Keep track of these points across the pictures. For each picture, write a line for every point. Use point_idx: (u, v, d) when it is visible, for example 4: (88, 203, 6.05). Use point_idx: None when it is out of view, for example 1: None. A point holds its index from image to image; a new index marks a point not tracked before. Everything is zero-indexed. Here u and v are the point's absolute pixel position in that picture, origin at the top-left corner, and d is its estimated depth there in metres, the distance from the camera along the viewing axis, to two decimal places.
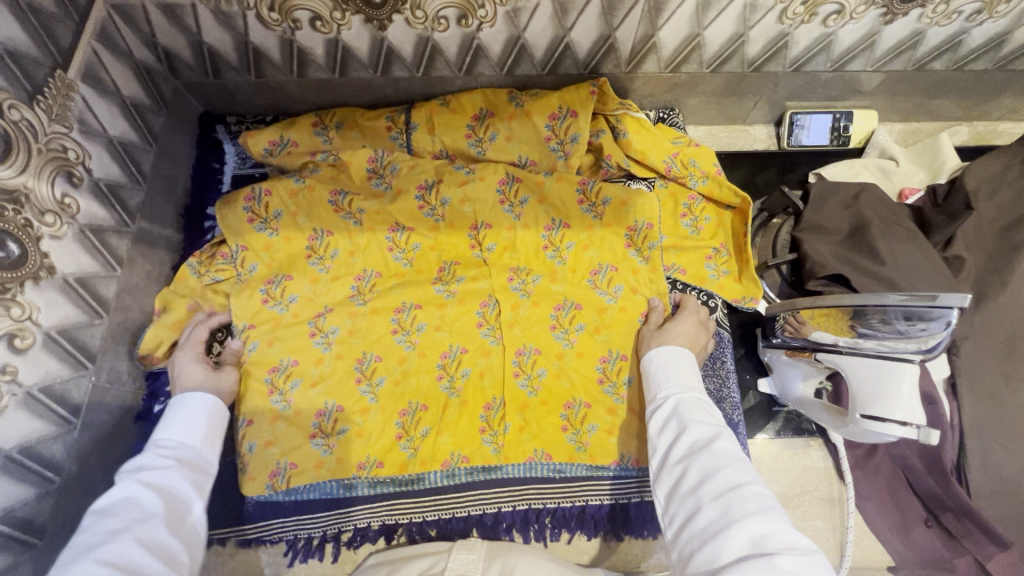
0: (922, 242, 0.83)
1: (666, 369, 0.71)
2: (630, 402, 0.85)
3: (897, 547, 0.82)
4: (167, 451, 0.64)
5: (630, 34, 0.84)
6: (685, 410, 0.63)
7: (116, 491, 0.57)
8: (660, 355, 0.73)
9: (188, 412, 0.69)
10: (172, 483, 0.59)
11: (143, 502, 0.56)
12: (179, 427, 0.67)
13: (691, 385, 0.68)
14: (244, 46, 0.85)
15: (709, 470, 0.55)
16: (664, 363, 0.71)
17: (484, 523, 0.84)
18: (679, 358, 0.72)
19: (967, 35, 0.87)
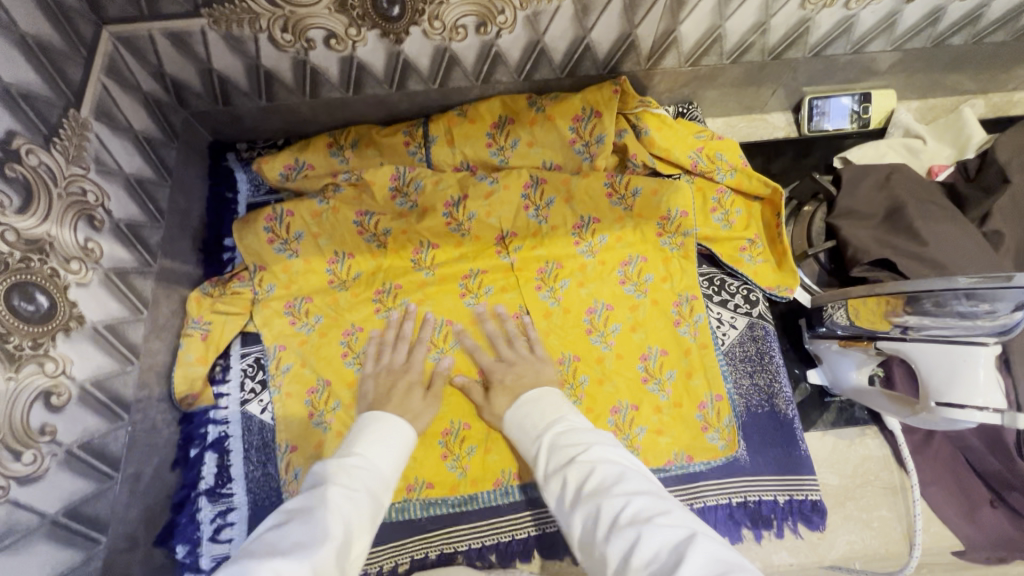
0: (961, 220, 0.83)
1: (534, 410, 0.68)
2: (676, 398, 0.82)
3: (966, 531, 0.79)
4: (358, 472, 0.58)
5: (651, 31, 0.82)
6: (558, 444, 0.60)
7: (307, 500, 0.51)
8: (535, 394, 0.71)
9: (386, 440, 0.65)
10: (355, 509, 0.52)
11: (329, 518, 0.49)
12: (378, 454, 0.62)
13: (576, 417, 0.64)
14: (255, 70, 0.82)
15: (597, 484, 0.52)
16: (539, 405, 0.68)
17: (545, 542, 0.78)
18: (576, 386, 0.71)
19: (987, 8, 0.86)
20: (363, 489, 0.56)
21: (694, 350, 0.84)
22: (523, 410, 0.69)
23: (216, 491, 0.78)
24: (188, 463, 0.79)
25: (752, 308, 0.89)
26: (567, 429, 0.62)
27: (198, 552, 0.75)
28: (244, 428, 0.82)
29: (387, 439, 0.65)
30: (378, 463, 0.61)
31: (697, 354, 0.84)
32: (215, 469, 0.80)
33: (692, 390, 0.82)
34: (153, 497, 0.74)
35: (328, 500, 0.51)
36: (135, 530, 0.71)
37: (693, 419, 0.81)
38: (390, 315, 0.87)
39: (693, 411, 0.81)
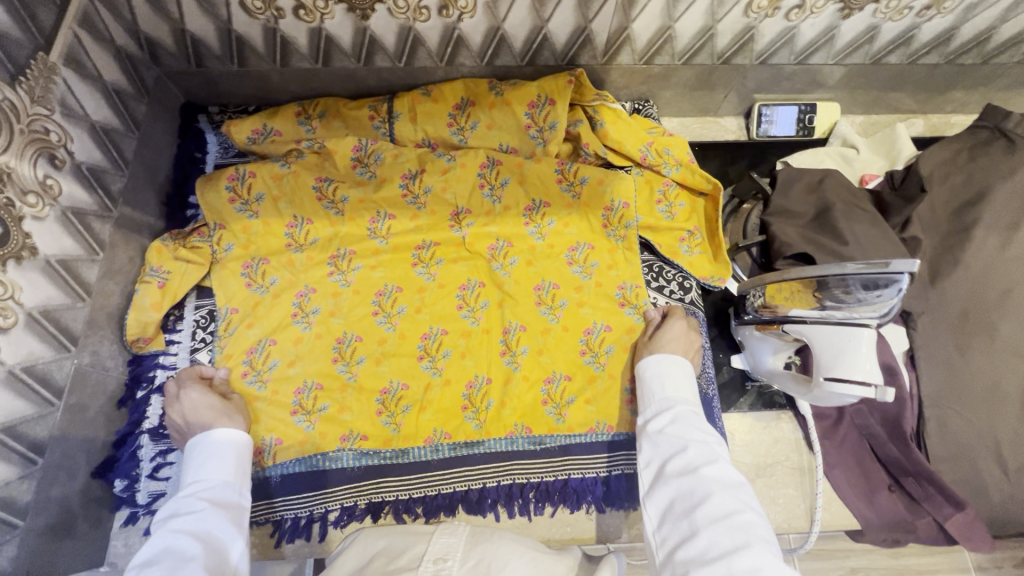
0: (882, 224, 0.89)
1: (658, 379, 0.75)
2: (610, 370, 0.87)
3: (864, 512, 0.85)
4: (201, 494, 0.66)
5: (604, 26, 0.88)
6: (676, 419, 0.69)
7: (153, 542, 0.59)
8: (656, 363, 0.77)
9: (212, 454, 0.70)
10: (209, 524, 0.62)
11: (183, 547, 0.58)
12: (211, 466, 0.69)
13: (686, 401, 0.72)
14: (227, 34, 0.86)
15: (701, 496, 0.59)
16: (660, 373, 0.76)
17: (469, 499, 0.83)
18: (676, 370, 0.75)
19: (918, 30, 0.92)
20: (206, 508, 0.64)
21: (633, 329, 0.89)
22: (656, 368, 0.76)
23: (159, 432, 0.81)
24: (135, 404, 0.82)
25: (686, 295, 0.94)
26: (677, 414, 0.70)
27: (135, 488, 0.79)
28: None
29: (221, 459, 0.70)
30: (210, 481, 0.68)
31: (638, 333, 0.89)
32: (160, 410, 0.83)
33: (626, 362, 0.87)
34: (96, 432, 0.77)
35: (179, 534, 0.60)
36: (74, 461, 0.74)
37: (621, 391, 0.86)
38: (343, 277, 0.91)
39: (623, 386, 0.86)
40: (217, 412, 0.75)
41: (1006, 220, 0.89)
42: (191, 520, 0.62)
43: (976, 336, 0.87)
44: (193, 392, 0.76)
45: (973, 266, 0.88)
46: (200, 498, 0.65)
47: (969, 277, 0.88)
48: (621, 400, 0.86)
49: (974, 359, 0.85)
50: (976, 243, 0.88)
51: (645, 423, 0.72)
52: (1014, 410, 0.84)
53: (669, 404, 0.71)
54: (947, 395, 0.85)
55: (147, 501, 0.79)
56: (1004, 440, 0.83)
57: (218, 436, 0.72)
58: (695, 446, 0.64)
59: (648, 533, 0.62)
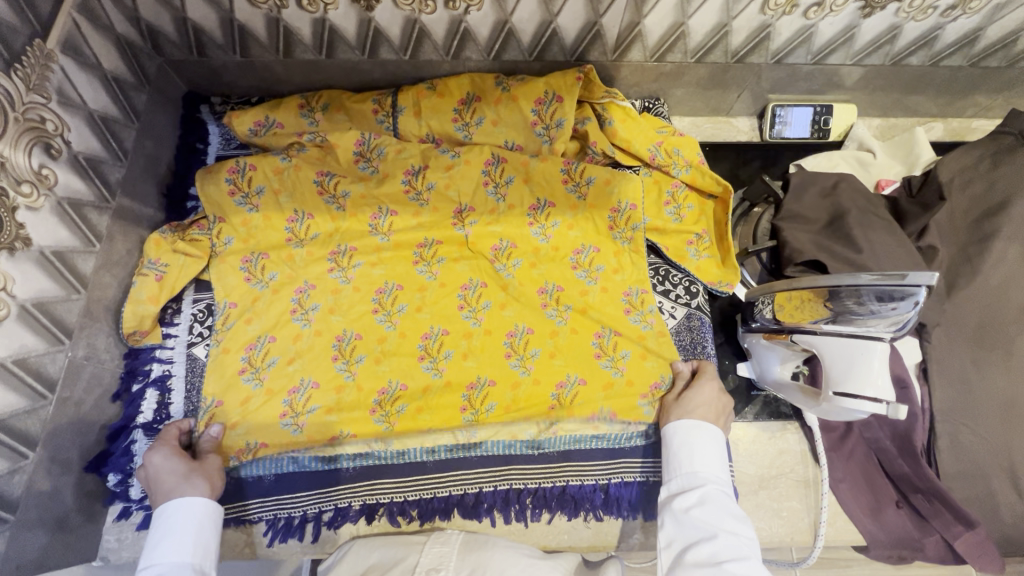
0: (897, 232, 0.86)
1: (686, 450, 0.73)
2: (629, 376, 0.84)
3: (870, 528, 0.83)
4: None
5: (615, 21, 0.85)
6: (703, 500, 0.67)
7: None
8: (685, 429, 0.75)
9: (179, 532, 0.66)
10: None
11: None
12: (172, 546, 0.65)
13: (714, 478, 0.69)
14: (230, 23, 0.84)
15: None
16: (688, 441, 0.73)
17: (465, 504, 0.82)
18: (706, 439, 0.73)
19: (942, 31, 0.89)
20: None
21: (644, 335, 0.87)
22: (686, 435, 0.74)
23: (153, 426, 0.81)
24: (130, 397, 0.82)
25: (692, 299, 0.92)
26: (706, 495, 0.67)
27: (129, 483, 0.78)
28: (188, 369, 0.85)
29: (185, 538, 0.66)
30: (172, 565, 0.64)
31: (652, 339, 0.87)
32: (155, 404, 0.82)
33: (645, 369, 0.84)
34: (90, 424, 0.77)
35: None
36: (68, 454, 0.73)
37: (638, 394, 0.83)
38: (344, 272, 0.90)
39: (641, 391, 0.83)
40: (181, 476, 0.71)
41: None
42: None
43: (992, 349, 0.84)
44: (158, 455, 0.72)
45: (991, 277, 0.85)
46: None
47: (986, 289, 0.85)
48: (636, 400, 0.82)
49: (989, 374, 0.83)
50: (995, 254, 0.85)
51: (671, 500, 0.69)
52: None
53: (697, 481, 0.69)
54: (960, 410, 0.82)
55: (140, 497, 0.78)
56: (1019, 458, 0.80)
57: (183, 509, 0.68)
58: (724, 538, 0.62)
59: None
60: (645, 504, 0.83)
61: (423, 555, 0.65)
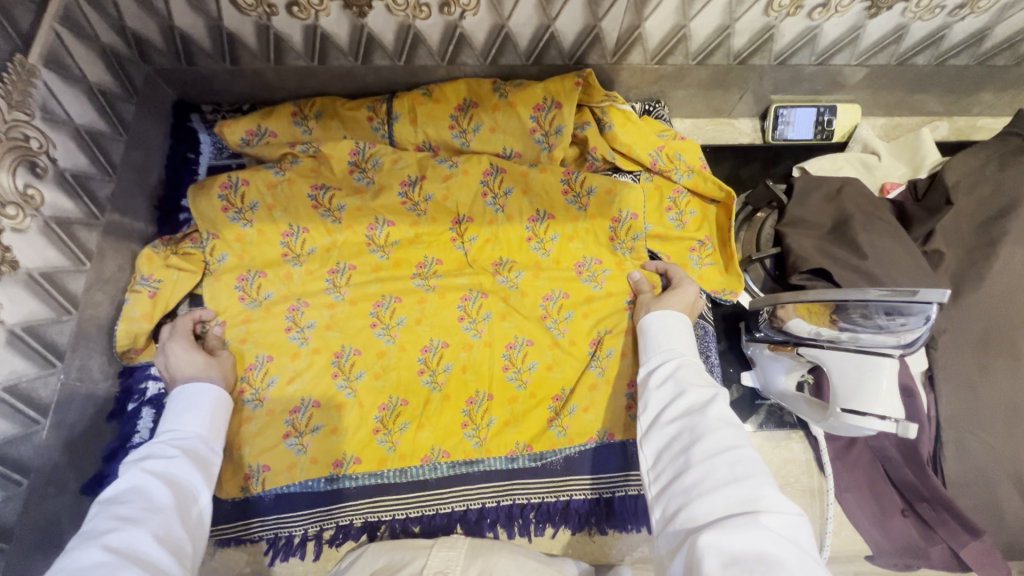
0: (903, 237, 0.85)
1: (660, 333, 0.71)
2: (608, 373, 0.84)
3: (875, 537, 0.83)
4: (174, 441, 0.64)
5: (615, 25, 0.83)
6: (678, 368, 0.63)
7: (126, 476, 0.57)
8: (659, 319, 0.73)
9: (190, 406, 0.69)
10: (179, 474, 0.60)
11: (156, 496, 0.56)
12: (185, 418, 0.68)
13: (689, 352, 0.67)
14: (218, 31, 0.82)
15: (696, 434, 0.55)
16: (661, 328, 0.72)
17: (468, 519, 0.81)
18: (675, 324, 0.71)
19: (949, 30, 0.87)
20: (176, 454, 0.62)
21: (633, 327, 0.86)
22: (655, 328, 0.72)
23: None
24: (125, 416, 0.80)
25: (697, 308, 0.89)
26: (682, 363, 0.65)
27: None
28: None
29: (196, 404, 0.69)
30: (182, 429, 0.66)
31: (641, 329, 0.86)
32: (152, 423, 0.80)
33: (630, 364, 0.85)
34: (85, 446, 0.76)
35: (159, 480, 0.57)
36: (63, 477, 0.72)
37: (620, 394, 0.84)
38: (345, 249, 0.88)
39: (620, 391, 0.84)
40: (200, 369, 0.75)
41: None
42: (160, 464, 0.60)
43: (999, 356, 0.83)
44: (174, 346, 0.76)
45: (998, 283, 0.84)
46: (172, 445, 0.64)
47: (994, 295, 0.84)
48: (622, 407, 0.83)
49: (995, 380, 0.82)
50: (1003, 258, 0.84)
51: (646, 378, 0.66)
52: None
53: (671, 360, 0.66)
54: (967, 418, 0.82)
55: None
56: None
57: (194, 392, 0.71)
58: (693, 392, 0.59)
59: (644, 472, 0.58)
60: (650, 517, 0.82)
61: (430, 561, 0.65)
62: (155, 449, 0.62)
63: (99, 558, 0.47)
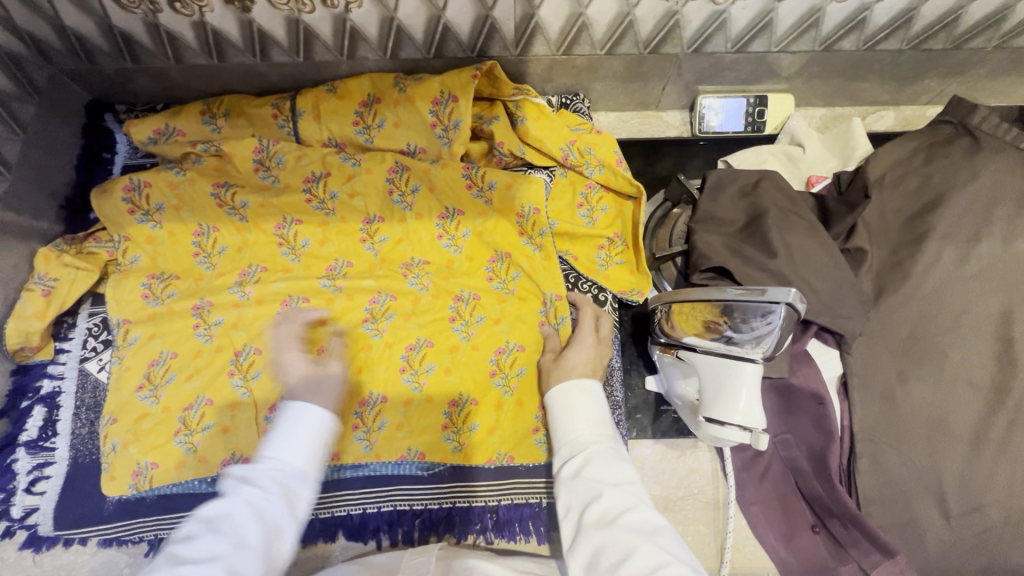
0: (820, 233, 0.79)
1: (569, 413, 0.61)
2: (519, 396, 0.80)
3: (782, 554, 0.78)
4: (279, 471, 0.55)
5: (508, 14, 0.80)
6: (594, 460, 0.56)
7: (224, 505, 0.50)
8: (564, 394, 0.64)
9: (291, 428, 0.58)
10: (272, 508, 0.51)
11: (242, 528, 0.49)
12: (294, 445, 0.57)
13: (602, 437, 0.59)
14: (109, 30, 0.82)
15: (625, 549, 0.48)
16: (569, 405, 0.62)
17: (349, 524, 0.77)
18: (582, 397, 0.62)
19: (871, 12, 0.80)
20: (276, 492, 0.53)
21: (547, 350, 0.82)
22: (579, 400, 0.62)
23: (37, 444, 0.80)
24: (17, 414, 0.81)
25: None
26: (591, 454, 0.57)
27: (12, 501, 0.77)
28: (78, 385, 0.84)
29: (300, 428, 0.58)
30: (289, 465, 0.56)
31: None
32: (41, 422, 0.81)
33: (535, 390, 0.80)
34: None
35: (243, 508, 0.50)
36: None
37: (531, 419, 0.79)
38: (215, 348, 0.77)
39: (532, 413, 0.79)
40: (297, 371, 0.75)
41: (966, 229, 0.78)
42: (222, 503, 0.51)
43: (923, 362, 0.77)
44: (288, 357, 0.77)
45: (924, 282, 0.78)
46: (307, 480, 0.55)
47: (919, 294, 0.78)
48: (527, 431, 0.79)
49: (917, 387, 0.76)
50: (928, 257, 0.78)
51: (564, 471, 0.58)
52: (960, 447, 0.74)
53: (593, 447, 0.58)
54: (885, 428, 0.75)
55: (21, 516, 0.77)
56: (948, 479, 0.73)
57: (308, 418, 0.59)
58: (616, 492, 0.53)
59: None
60: (539, 527, 0.78)
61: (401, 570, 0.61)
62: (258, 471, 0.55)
63: None
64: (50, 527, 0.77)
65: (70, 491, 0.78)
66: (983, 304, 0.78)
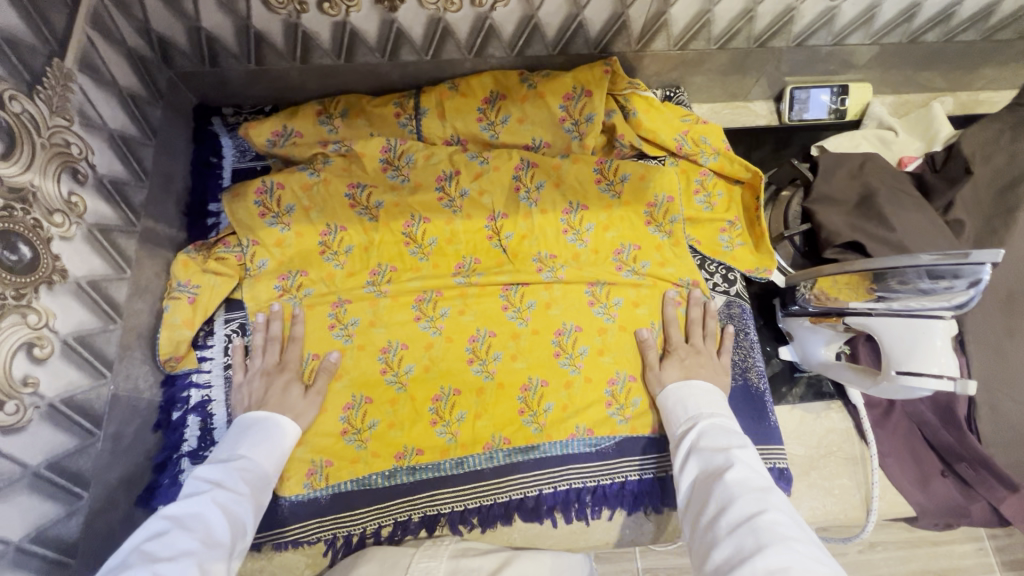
0: (928, 208, 0.87)
1: (681, 403, 0.76)
2: None
3: (920, 499, 0.84)
4: (243, 472, 0.68)
5: (642, 12, 0.84)
6: (707, 434, 0.67)
7: (192, 506, 0.61)
8: (678, 391, 0.78)
9: (263, 436, 0.73)
10: (241, 510, 0.64)
11: (212, 525, 0.59)
12: (259, 449, 0.72)
13: (712, 413, 0.72)
14: (245, 30, 0.81)
15: (752, 511, 0.53)
16: (681, 397, 0.76)
17: (525, 507, 0.80)
18: (698, 392, 0.76)
19: (959, 7, 0.91)
20: (246, 492, 0.66)
21: (690, 329, 0.87)
22: (679, 394, 0.77)
23: (199, 453, 0.78)
24: (171, 425, 0.79)
25: (730, 287, 0.92)
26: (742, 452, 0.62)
27: None
28: (228, 392, 0.82)
29: (266, 434, 0.73)
30: (259, 465, 0.70)
31: (696, 332, 0.87)
32: (198, 431, 0.79)
33: None
34: (134, 457, 0.75)
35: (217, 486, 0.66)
36: (115, 489, 0.71)
37: None
38: (307, 396, 0.79)
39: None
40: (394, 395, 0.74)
41: None
42: (194, 504, 0.61)
43: None
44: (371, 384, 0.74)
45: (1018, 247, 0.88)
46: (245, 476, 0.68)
47: (1016, 258, 0.87)
48: None
49: None
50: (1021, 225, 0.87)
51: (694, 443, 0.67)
52: None
53: (709, 424, 0.69)
54: (999, 378, 0.84)
55: None
56: None
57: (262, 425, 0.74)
58: (741, 455, 0.61)
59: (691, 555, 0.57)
60: None
61: (411, 568, 0.65)
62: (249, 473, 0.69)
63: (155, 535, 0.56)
64: None
65: None
66: None
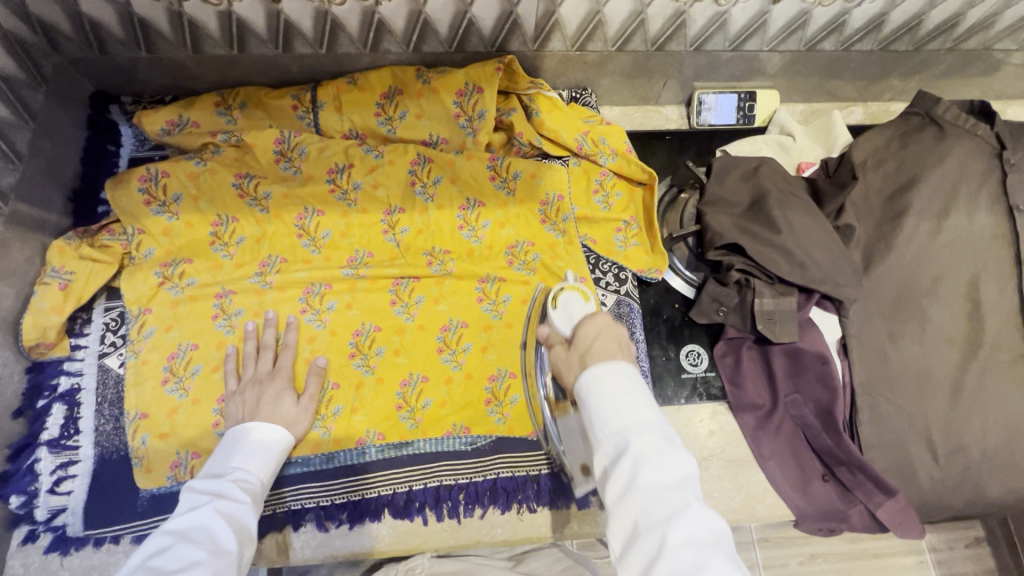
0: (816, 212, 0.87)
1: (605, 403, 0.50)
2: None
3: (797, 503, 0.84)
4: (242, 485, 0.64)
5: (531, 11, 0.85)
6: (647, 463, 0.47)
7: (195, 518, 0.56)
8: (603, 382, 0.51)
9: (257, 448, 0.69)
10: (244, 519, 0.60)
11: (218, 538, 0.56)
12: (256, 459, 0.68)
13: (638, 424, 0.49)
14: (128, 17, 0.81)
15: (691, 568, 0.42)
16: (606, 396, 0.50)
17: (396, 504, 0.79)
18: (621, 382, 0.51)
19: (849, 16, 0.92)
20: (248, 502, 0.62)
21: None
22: (602, 391, 0.51)
23: (59, 442, 0.77)
24: (34, 413, 0.78)
25: (621, 285, 0.92)
26: (638, 451, 0.47)
27: (34, 503, 0.75)
28: (99, 381, 0.80)
29: (266, 452, 0.70)
30: (251, 478, 0.66)
31: None
32: (62, 420, 0.78)
33: None
34: None
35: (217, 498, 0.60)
36: None
37: None
38: (300, 403, 0.77)
39: None
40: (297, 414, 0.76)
41: (936, 206, 0.89)
42: (197, 517, 0.56)
43: (907, 323, 0.86)
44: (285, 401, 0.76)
45: (905, 253, 0.88)
46: (246, 490, 0.63)
47: (901, 264, 0.88)
48: None
49: (905, 346, 0.85)
50: (907, 231, 0.88)
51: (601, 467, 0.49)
52: (942, 397, 0.83)
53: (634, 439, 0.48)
54: (879, 382, 0.84)
55: (46, 518, 0.75)
56: (934, 425, 0.82)
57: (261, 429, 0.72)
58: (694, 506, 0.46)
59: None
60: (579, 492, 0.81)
61: None
62: (219, 488, 0.62)
63: (163, 541, 0.53)
64: (79, 527, 0.75)
65: (99, 491, 0.76)
66: (956, 271, 0.88)
